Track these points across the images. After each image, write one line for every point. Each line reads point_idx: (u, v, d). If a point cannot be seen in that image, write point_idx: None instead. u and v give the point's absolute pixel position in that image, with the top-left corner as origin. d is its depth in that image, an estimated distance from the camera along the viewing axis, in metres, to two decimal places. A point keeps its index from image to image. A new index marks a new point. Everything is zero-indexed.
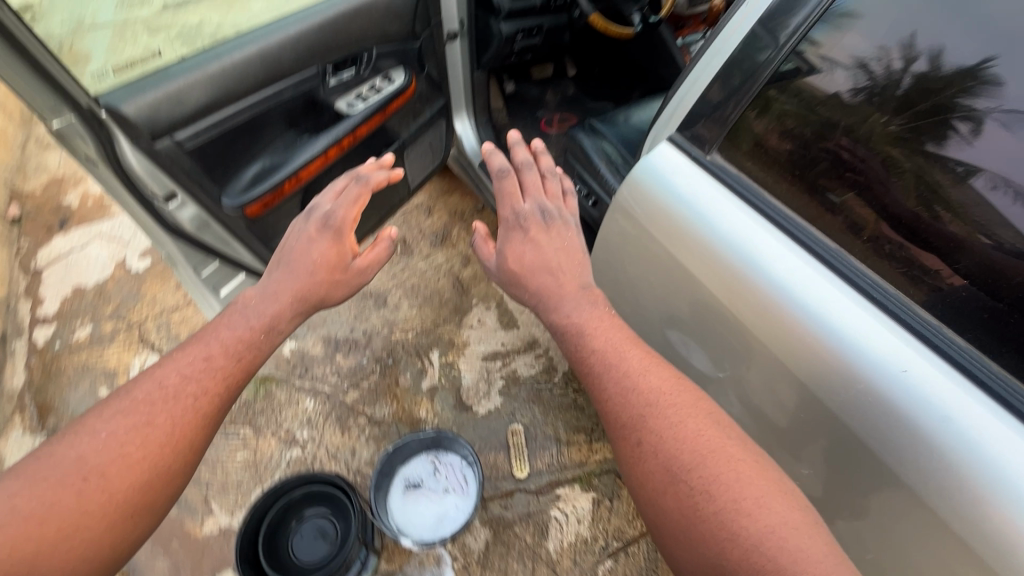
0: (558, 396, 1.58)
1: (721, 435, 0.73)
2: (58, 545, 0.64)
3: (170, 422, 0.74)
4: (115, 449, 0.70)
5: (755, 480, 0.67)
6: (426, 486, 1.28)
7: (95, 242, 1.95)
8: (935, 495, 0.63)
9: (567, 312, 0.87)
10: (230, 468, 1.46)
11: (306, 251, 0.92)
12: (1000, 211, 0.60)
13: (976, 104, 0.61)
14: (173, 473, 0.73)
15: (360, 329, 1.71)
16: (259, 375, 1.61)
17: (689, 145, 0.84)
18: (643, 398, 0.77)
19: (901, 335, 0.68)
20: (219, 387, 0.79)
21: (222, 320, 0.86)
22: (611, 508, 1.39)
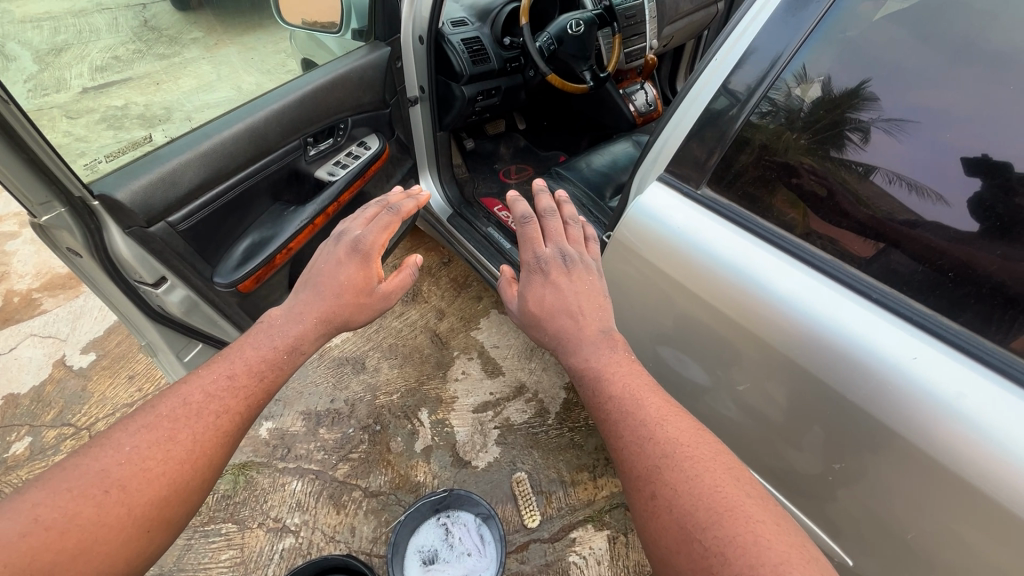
0: (555, 437, 1.58)
1: (737, 486, 0.66)
2: (73, 559, 0.58)
3: (194, 438, 0.68)
4: (137, 462, 0.64)
5: (777, 544, 0.59)
6: (442, 558, 1.22)
7: (26, 343, 1.77)
8: (945, 459, 0.66)
9: (587, 357, 0.82)
10: (214, 571, 1.32)
11: (334, 273, 0.87)
12: (900, 201, 0.70)
13: (862, 117, 0.72)
14: (195, 491, 0.67)
15: (341, 398, 1.64)
16: (236, 463, 1.50)
17: (678, 182, 0.90)
18: (656, 445, 0.70)
19: (884, 317, 0.72)
20: (242, 404, 0.74)
21: (247, 339, 0.82)
22: (628, 543, 1.38)
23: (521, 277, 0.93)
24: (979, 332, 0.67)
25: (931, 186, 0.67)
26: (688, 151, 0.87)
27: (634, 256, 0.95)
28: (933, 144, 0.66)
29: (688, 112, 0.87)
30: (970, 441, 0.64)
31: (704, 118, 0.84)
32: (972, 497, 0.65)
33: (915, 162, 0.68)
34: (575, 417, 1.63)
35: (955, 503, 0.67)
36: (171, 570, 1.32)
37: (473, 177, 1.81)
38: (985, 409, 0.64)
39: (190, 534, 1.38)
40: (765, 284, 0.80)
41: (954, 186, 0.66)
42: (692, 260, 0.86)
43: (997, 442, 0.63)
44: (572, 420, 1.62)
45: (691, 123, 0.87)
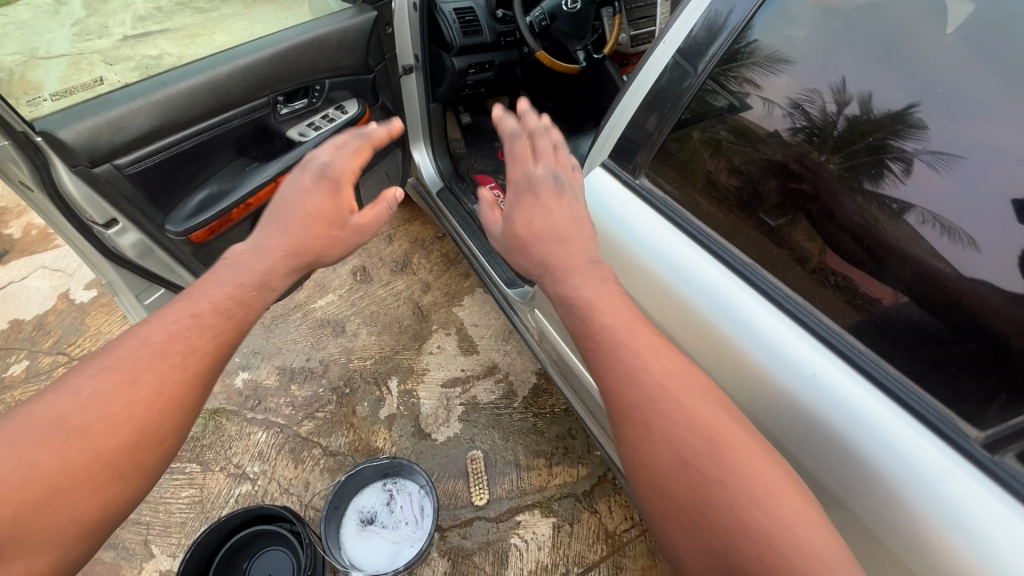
0: (517, 420, 1.57)
1: (731, 419, 0.63)
2: (40, 510, 0.57)
3: (157, 382, 0.65)
4: (98, 407, 0.62)
5: (771, 470, 0.58)
6: (380, 521, 1.24)
7: (38, 273, 1.87)
8: (878, 523, 0.61)
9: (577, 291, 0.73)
10: (173, 507, 1.39)
11: (306, 200, 0.83)
12: (931, 244, 0.62)
13: (906, 147, 0.64)
14: (160, 435, 0.65)
15: (316, 358, 1.68)
16: (209, 408, 1.56)
17: (619, 168, 0.92)
18: (649, 374, 0.65)
19: (824, 352, 0.68)
20: (208, 344, 0.70)
21: (212, 274, 0.77)
22: (572, 533, 1.38)
23: (508, 197, 0.81)
24: (886, 357, 0.65)
25: (967, 229, 0.60)
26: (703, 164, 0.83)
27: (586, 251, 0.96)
28: (981, 185, 0.60)
29: (635, 95, 0.88)
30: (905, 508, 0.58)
31: (653, 95, 0.85)
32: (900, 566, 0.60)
33: (958, 204, 0.61)
34: (543, 403, 1.61)
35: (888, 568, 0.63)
36: None
37: (472, 153, 1.79)
38: (934, 474, 0.57)
39: None
40: (705, 295, 0.77)
41: (993, 234, 0.59)
42: (647, 269, 0.84)
43: (891, 468, 0.60)
44: (538, 407, 1.60)
45: (639, 106, 0.88)
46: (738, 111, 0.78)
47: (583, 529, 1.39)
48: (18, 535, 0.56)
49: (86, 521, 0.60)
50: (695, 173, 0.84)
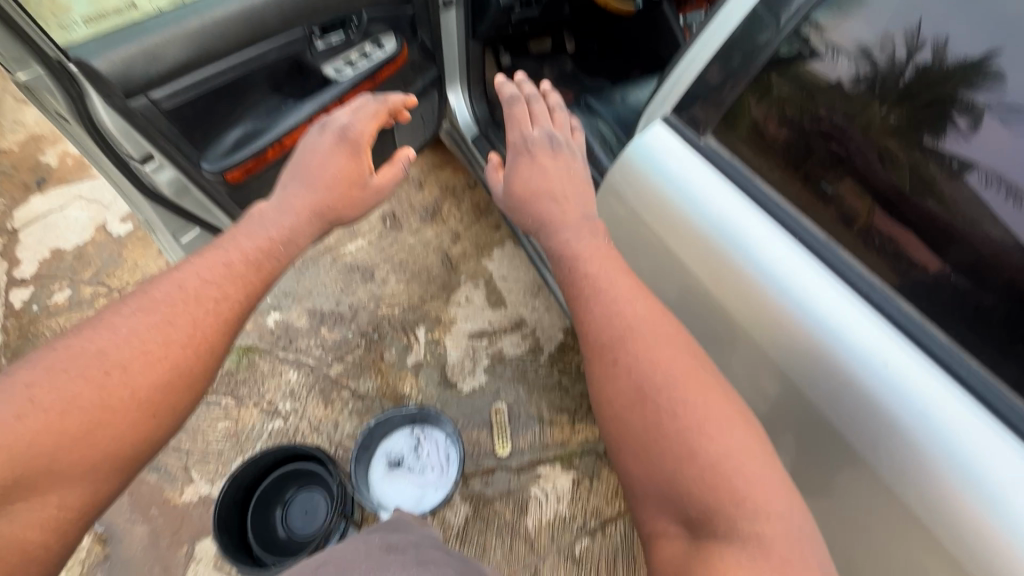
0: (542, 375, 1.58)
1: (691, 354, 0.67)
2: (75, 448, 0.60)
3: (192, 324, 0.70)
4: (136, 346, 0.66)
5: (720, 405, 0.62)
6: (407, 465, 1.28)
7: (74, 203, 1.85)
8: (925, 509, 0.59)
9: (615, 298, 0.71)
10: (210, 437, 1.46)
11: (325, 160, 0.86)
12: (992, 208, 0.61)
13: (978, 99, 0.61)
14: (195, 380, 0.70)
15: (346, 302, 1.68)
16: (242, 345, 1.60)
17: (684, 127, 0.86)
18: (713, 425, 0.59)
19: (896, 338, 0.65)
20: (238, 293, 0.76)
21: (238, 229, 0.82)
22: (591, 488, 1.40)
23: (507, 160, 0.89)
24: (969, 349, 0.63)
25: None
26: (748, 113, 0.79)
27: (626, 203, 0.93)
28: None
29: (709, 40, 0.78)
30: (947, 497, 0.58)
31: (726, 45, 0.76)
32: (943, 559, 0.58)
33: (1021, 163, 0.59)
34: (568, 359, 1.61)
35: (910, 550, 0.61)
36: None
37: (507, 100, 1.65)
38: (984, 466, 0.57)
39: (195, 400, 1.51)
40: (766, 266, 0.74)
41: None
42: (703, 234, 0.80)
43: (958, 453, 0.58)
44: (564, 363, 1.60)
45: (711, 58, 0.79)
46: (808, 61, 0.71)
47: (603, 484, 1.41)
48: (55, 465, 0.59)
49: (117, 459, 0.63)
50: (738, 122, 0.80)
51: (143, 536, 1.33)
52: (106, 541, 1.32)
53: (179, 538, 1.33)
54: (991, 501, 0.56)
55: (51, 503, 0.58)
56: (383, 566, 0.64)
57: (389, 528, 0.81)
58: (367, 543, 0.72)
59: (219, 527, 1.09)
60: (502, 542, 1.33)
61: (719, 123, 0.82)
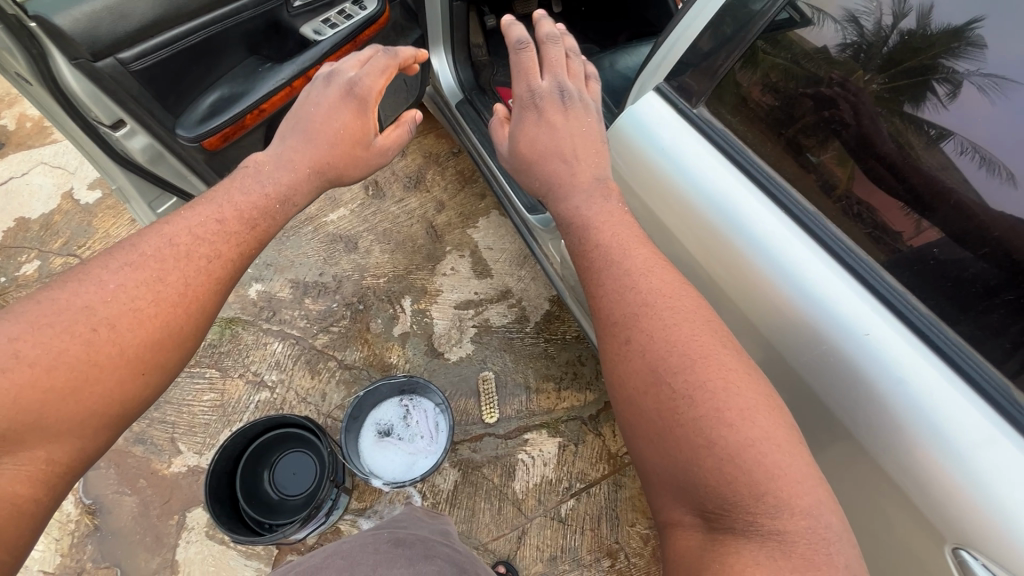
0: (529, 344, 1.60)
1: (713, 338, 0.67)
2: (65, 403, 0.56)
3: (184, 281, 0.66)
4: (124, 303, 0.62)
5: (743, 391, 0.62)
6: (397, 433, 1.29)
7: (37, 169, 1.76)
8: (902, 474, 0.63)
9: (630, 270, 0.72)
10: (196, 409, 1.45)
11: (330, 112, 0.84)
12: (965, 174, 0.62)
13: (958, 67, 0.62)
14: (187, 338, 0.65)
15: (329, 273, 1.66)
16: (224, 317, 1.57)
17: (676, 96, 0.85)
18: (733, 412, 0.59)
19: (880, 311, 0.67)
20: (232, 251, 0.72)
21: (234, 183, 0.78)
22: (576, 452, 1.45)
23: (515, 115, 0.91)
24: (947, 319, 0.64)
25: (1006, 162, 0.60)
26: (732, 75, 0.79)
27: (620, 176, 0.93)
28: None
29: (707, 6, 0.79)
30: (922, 462, 0.61)
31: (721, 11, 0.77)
32: (916, 521, 0.62)
33: (996, 132, 0.60)
34: (554, 329, 1.63)
35: (889, 505, 0.65)
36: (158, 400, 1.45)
37: (493, 61, 1.63)
38: (956, 433, 0.59)
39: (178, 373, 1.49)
40: (759, 241, 0.75)
41: None
42: (696, 208, 0.80)
43: (935, 422, 0.61)
44: (550, 332, 1.62)
45: (706, 24, 0.80)
46: (797, 27, 0.72)
47: (588, 449, 1.46)
48: (42, 422, 0.55)
49: (106, 419, 0.59)
50: (725, 89, 0.81)
51: (132, 508, 1.32)
52: (94, 513, 1.31)
53: (169, 508, 1.33)
54: (963, 464, 0.59)
55: (39, 459, 0.55)
56: (391, 560, 0.65)
57: (399, 524, 0.83)
58: (376, 536, 0.74)
59: (211, 494, 1.11)
60: (490, 505, 1.37)
61: (710, 93, 0.83)
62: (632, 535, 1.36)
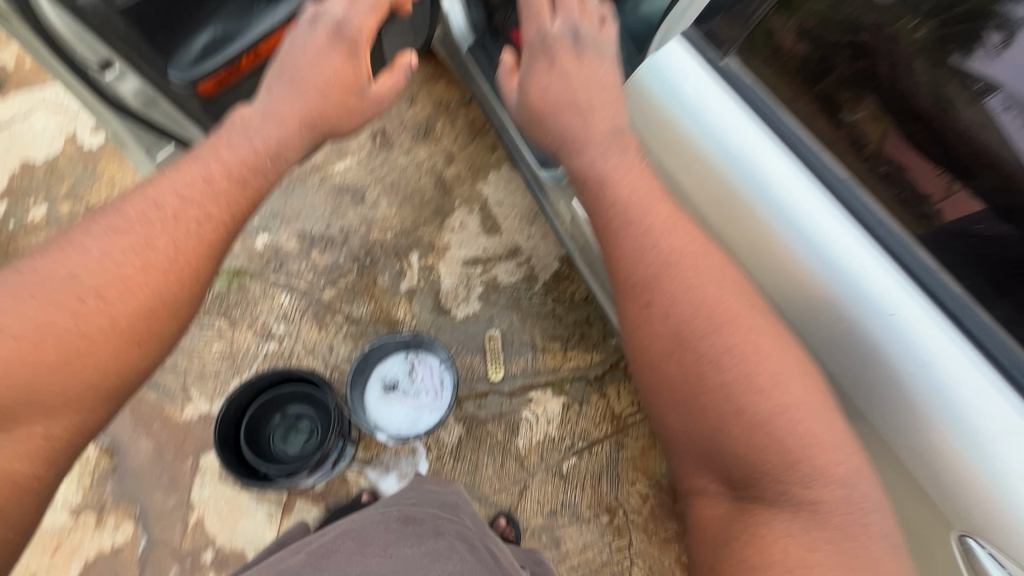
0: (537, 304, 1.58)
1: (742, 301, 0.67)
2: (57, 373, 0.59)
3: (171, 246, 0.67)
4: (110, 271, 0.64)
5: (773, 355, 0.63)
6: (402, 388, 1.29)
7: (39, 111, 1.72)
8: (917, 457, 0.61)
9: (649, 230, 0.71)
10: (207, 358, 1.47)
11: (319, 58, 0.79)
12: (1011, 134, 0.58)
13: (1016, 11, 0.57)
14: (176, 305, 0.67)
15: (336, 226, 1.63)
16: (232, 268, 1.57)
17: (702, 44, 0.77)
18: (765, 377, 0.62)
19: (910, 289, 0.63)
20: (222, 213, 0.72)
21: (222, 138, 0.77)
22: (579, 412, 1.46)
23: (523, 63, 0.84)
24: (982, 301, 0.60)
25: None
26: (766, 23, 0.71)
27: (638, 132, 0.87)
28: None
29: None
30: (939, 448, 0.59)
31: None
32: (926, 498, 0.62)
33: None
34: (563, 289, 1.60)
35: (898, 483, 0.65)
36: None
37: None
38: (980, 421, 0.57)
39: None
40: (783, 209, 0.70)
41: None
42: (717, 173, 0.75)
43: (956, 409, 0.58)
44: (558, 293, 1.59)
45: None
46: None
47: (591, 409, 1.46)
48: (36, 391, 0.58)
49: (100, 390, 0.62)
50: (758, 39, 0.72)
51: (148, 450, 1.37)
52: (112, 454, 1.36)
53: (182, 451, 1.37)
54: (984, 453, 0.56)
55: (37, 429, 0.59)
56: (399, 546, 0.70)
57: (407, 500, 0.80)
58: (385, 513, 0.76)
59: (220, 442, 1.14)
60: (493, 460, 1.40)
61: (741, 43, 0.74)
62: (631, 493, 1.38)
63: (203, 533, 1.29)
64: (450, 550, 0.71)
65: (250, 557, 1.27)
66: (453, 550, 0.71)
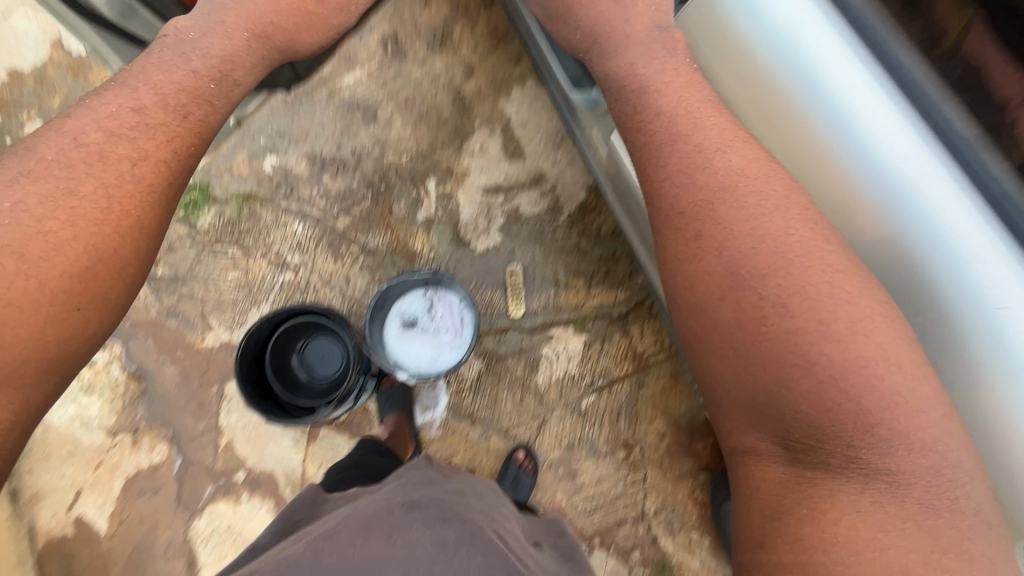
0: (560, 237, 1.49)
1: (818, 243, 0.73)
2: (16, 337, 0.67)
3: (107, 193, 0.76)
4: (35, 226, 0.71)
5: (856, 300, 0.70)
6: (421, 326, 1.26)
7: (19, 9, 1.55)
8: (954, 381, 0.69)
9: (706, 148, 0.80)
10: (223, 286, 1.45)
11: (279, 4, 0.93)
12: None
13: None
14: (115, 259, 0.75)
15: (347, 147, 1.52)
16: (240, 192, 1.49)
17: None
18: (840, 326, 0.70)
19: (991, 233, 0.64)
20: (162, 150, 0.80)
21: (151, 54, 0.85)
22: (601, 350, 1.43)
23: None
24: None
25: None
26: None
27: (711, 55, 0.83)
28: None
29: None
30: (988, 380, 0.65)
31: None
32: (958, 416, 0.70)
33: None
34: (589, 222, 1.50)
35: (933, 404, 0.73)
36: (184, 276, 1.45)
37: None
38: None
39: (200, 249, 1.46)
40: (869, 148, 0.68)
41: None
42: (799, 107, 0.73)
43: (1010, 349, 0.62)
44: (584, 226, 1.50)
45: None
46: None
47: (613, 348, 1.43)
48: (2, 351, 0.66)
49: (48, 356, 0.70)
50: None
51: (174, 376, 1.39)
52: (139, 379, 1.38)
53: (207, 378, 1.39)
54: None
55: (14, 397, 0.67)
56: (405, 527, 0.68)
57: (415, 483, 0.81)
58: (391, 498, 0.75)
59: (241, 378, 1.13)
60: (513, 395, 1.40)
61: None
62: (648, 431, 1.39)
63: (233, 454, 1.34)
64: (471, 534, 0.69)
65: (280, 478, 1.33)
66: (472, 534, 0.69)
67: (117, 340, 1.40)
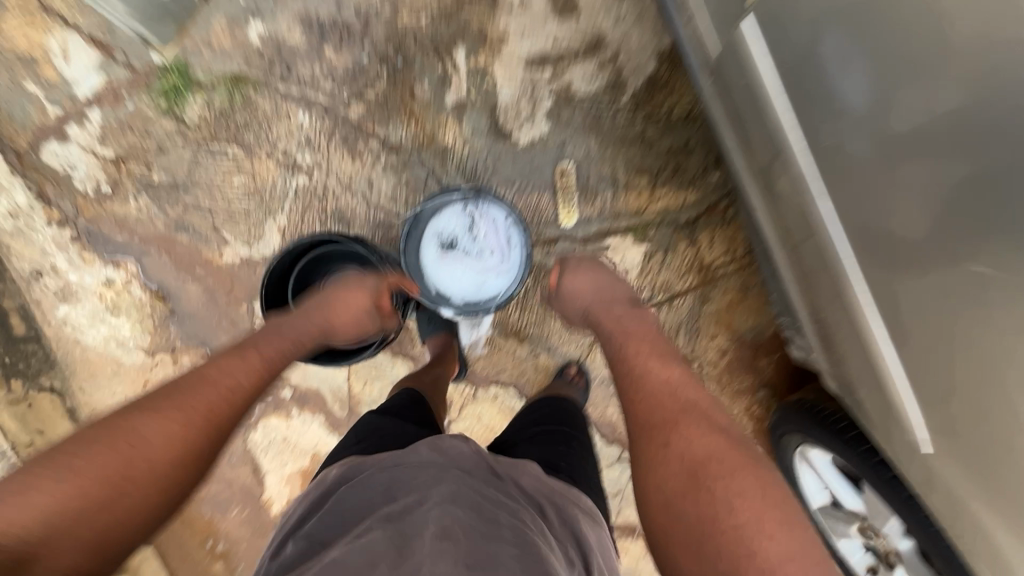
0: (621, 125, 1.21)
1: (748, 464, 0.70)
2: (72, 526, 0.57)
3: (208, 405, 0.72)
4: (142, 428, 0.66)
5: (776, 503, 0.65)
6: (462, 247, 1.10)
7: None
8: None
9: (640, 372, 0.85)
10: (230, 194, 1.26)
11: (343, 306, 0.97)
12: None
13: None
14: (194, 466, 0.68)
15: (350, 6, 1.18)
16: (228, 73, 1.21)
17: None
18: (771, 522, 0.64)
19: None
20: (251, 379, 0.80)
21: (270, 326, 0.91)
22: (663, 261, 1.25)
23: None
24: None
25: None
26: None
27: None
28: None
29: None
30: None
31: None
32: None
33: None
34: (658, 103, 1.20)
35: None
36: (184, 182, 1.26)
37: None
38: None
39: (196, 149, 1.24)
40: None
41: None
42: None
43: None
44: (651, 108, 1.21)
45: None
46: None
47: (677, 259, 1.25)
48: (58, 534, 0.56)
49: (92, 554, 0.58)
50: None
51: (199, 296, 1.30)
52: (164, 299, 1.30)
53: (234, 297, 1.30)
54: None
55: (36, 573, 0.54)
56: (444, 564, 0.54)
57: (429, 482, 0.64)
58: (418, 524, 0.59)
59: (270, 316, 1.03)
60: None
61: None
62: (709, 347, 1.28)
63: None
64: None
65: (327, 396, 1.30)
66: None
67: (131, 257, 1.28)
